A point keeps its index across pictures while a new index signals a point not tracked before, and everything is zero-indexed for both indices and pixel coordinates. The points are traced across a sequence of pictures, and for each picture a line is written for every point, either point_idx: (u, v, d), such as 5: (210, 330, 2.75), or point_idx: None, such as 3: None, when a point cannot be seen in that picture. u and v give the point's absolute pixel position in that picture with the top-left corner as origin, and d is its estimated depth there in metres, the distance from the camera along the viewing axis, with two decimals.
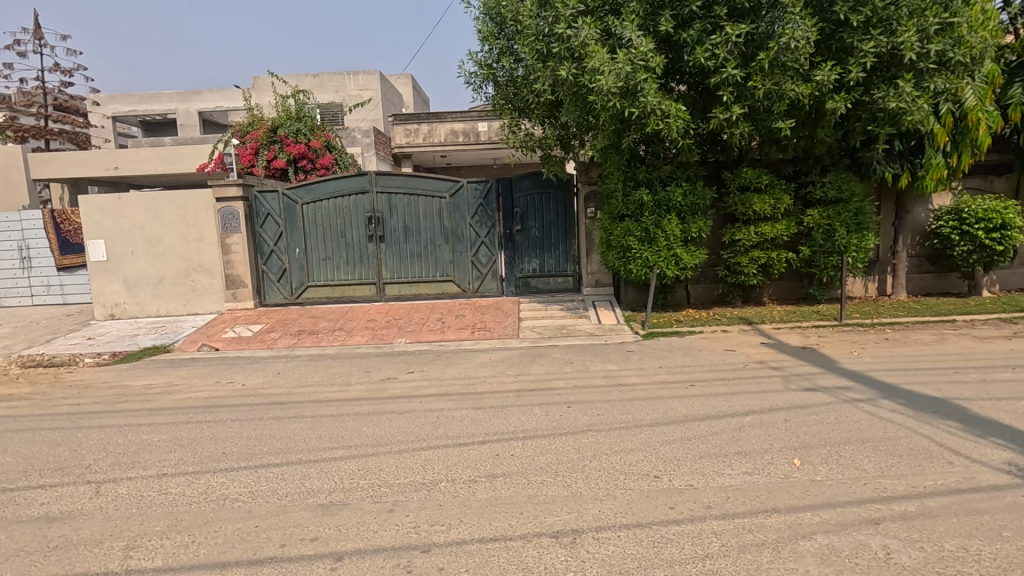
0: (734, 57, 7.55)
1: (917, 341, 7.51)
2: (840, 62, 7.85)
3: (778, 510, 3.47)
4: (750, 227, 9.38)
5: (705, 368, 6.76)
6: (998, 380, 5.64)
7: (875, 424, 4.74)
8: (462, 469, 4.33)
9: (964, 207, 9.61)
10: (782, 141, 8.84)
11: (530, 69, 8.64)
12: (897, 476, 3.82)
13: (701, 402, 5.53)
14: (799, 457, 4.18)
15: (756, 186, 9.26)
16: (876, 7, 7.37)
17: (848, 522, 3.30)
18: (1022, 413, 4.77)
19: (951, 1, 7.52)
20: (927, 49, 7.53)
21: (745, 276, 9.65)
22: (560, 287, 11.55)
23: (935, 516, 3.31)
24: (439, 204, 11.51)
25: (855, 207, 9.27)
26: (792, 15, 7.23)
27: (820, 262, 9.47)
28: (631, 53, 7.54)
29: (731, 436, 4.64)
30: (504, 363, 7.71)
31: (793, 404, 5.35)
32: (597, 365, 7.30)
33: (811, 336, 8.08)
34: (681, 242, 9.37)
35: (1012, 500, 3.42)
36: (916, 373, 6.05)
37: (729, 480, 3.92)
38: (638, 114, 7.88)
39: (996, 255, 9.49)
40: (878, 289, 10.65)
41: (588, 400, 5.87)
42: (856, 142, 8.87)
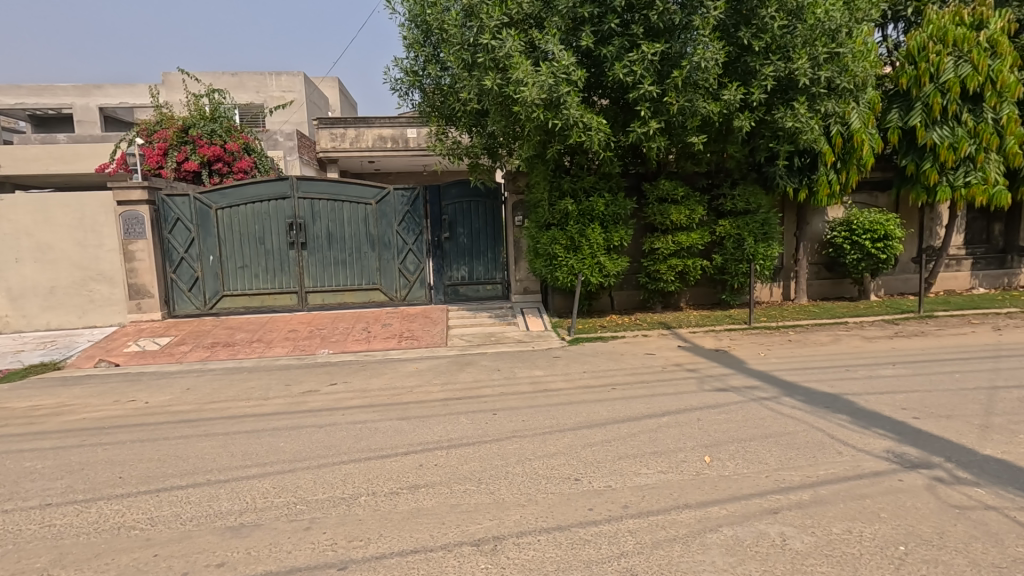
0: (650, 74, 7.92)
1: (815, 341, 8.18)
2: (745, 84, 8.44)
3: (689, 506, 3.65)
4: (668, 236, 9.85)
5: (626, 372, 7.02)
6: (881, 376, 6.25)
7: (777, 420, 5.11)
8: (384, 482, 4.24)
9: (853, 219, 10.60)
10: (696, 156, 9.36)
11: (456, 77, 8.68)
12: (795, 467, 4.12)
13: (622, 405, 5.73)
14: (710, 454, 4.42)
15: (673, 197, 9.76)
16: (774, 34, 8.02)
17: (750, 513, 3.52)
18: (901, 405, 5.30)
19: (837, 32, 8.23)
20: (818, 75, 8.26)
21: (664, 283, 10.12)
22: (489, 295, 11.59)
23: (826, 503, 3.60)
24: (365, 211, 11.25)
25: (761, 218, 9.96)
26: (702, 38, 7.70)
27: (731, 270, 10.09)
28: (553, 66, 7.75)
29: (648, 437, 4.84)
30: (431, 372, 7.63)
31: (706, 404, 5.66)
32: (524, 371, 7.39)
33: (724, 339, 8.60)
34: (605, 250, 9.68)
35: (891, 484, 3.79)
36: (813, 372, 6.60)
37: (645, 479, 4.07)
38: (561, 126, 8.10)
39: (881, 262, 10.50)
40: (783, 294, 11.49)
41: (514, 407, 5.92)
42: (760, 157, 9.57)
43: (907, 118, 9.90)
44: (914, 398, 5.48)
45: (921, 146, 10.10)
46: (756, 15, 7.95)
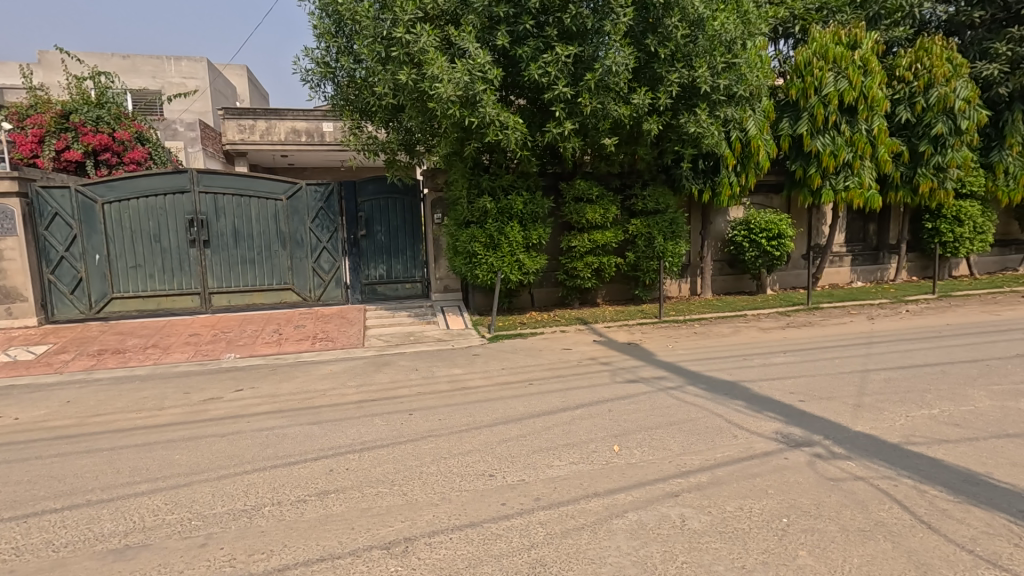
0: (564, 76, 8.13)
1: (718, 333, 8.75)
2: (653, 89, 8.84)
3: (597, 494, 3.78)
4: (584, 234, 10.14)
5: (544, 367, 7.16)
6: (773, 364, 6.80)
7: (681, 408, 5.41)
8: (291, 490, 4.05)
9: (750, 219, 11.41)
10: (609, 157, 9.70)
11: (370, 71, 8.43)
12: (695, 452, 4.38)
13: (538, 400, 5.83)
14: (619, 443, 4.60)
15: (588, 197, 10.06)
16: (678, 43, 8.48)
17: (654, 498, 3.70)
18: (789, 389, 5.79)
19: (732, 44, 8.84)
20: (717, 83, 8.84)
21: (581, 280, 10.43)
22: (409, 294, 11.40)
23: (721, 483, 3.86)
24: (274, 207, 10.69)
25: (670, 218, 10.49)
26: (613, 43, 7.98)
27: (643, 267, 10.56)
28: (469, 64, 7.73)
29: (561, 430, 4.95)
30: (346, 373, 7.38)
31: (617, 395, 5.89)
32: (443, 370, 7.34)
33: (636, 333, 9.00)
34: (524, 248, 9.80)
35: (778, 462, 4.12)
36: (714, 361, 7.06)
37: (558, 471, 4.17)
38: (477, 124, 8.12)
39: (775, 259, 11.39)
40: (690, 289, 12.19)
41: (431, 406, 5.86)
42: (668, 160, 10.11)
43: (796, 127, 10.80)
44: (800, 383, 6.01)
45: (807, 152, 11.06)
46: (661, 24, 8.38)
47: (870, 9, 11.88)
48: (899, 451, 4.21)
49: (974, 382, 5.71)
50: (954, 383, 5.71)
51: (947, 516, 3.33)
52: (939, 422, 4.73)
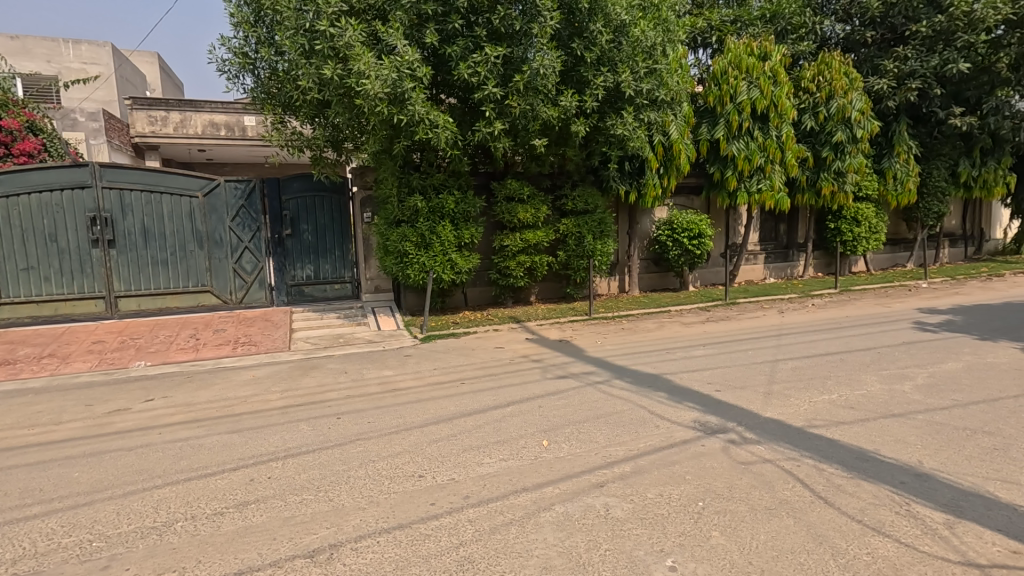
0: (494, 76, 8.19)
1: (644, 329, 9.13)
2: (580, 92, 9.08)
3: (525, 489, 3.85)
4: (516, 233, 10.25)
5: (476, 366, 7.19)
6: (693, 356, 7.17)
7: (607, 401, 5.60)
8: (207, 503, 3.84)
9: (673, 219, 11.95)
10: (539, 158, 9.85)
11: (292, 63, 8.11)
12: (620, 443, 4.55)
13: (469, 399, 5.84)
14: (547, 438, 4.70)
15: (519, 197, 10.17)
16: (603, 48, 8.76)
17: (580, 489, 3.81)
18: (707, 380, 6.13)
19: (653, 50, 9.23)
20: (641, 88, 9.21)
21: (514, 279, 10.52)
22: (338, 295, 11.07)
23: (643, 472, 4.03)
24: (189, 204, 10.06)
25: (598, 218, 10.79)
26: (540, 45, 8.13)
27: (574, 265, 10.81)
28: (397, 60, 7.62)
29: (492, 427, 5.00)
30: (270, 378, 7.08)
31: (547, 391, 6.01)
32: (373, 372, 7.19)
33: (567, 330, 9.21)
34: (456, 247, 9.77)
35: (695, 449, 4.36)
36: (639, 356, 7.35)
37: (487, 469, 4.20)
38: (406, 121, 8.02)
39: (696, 258, 11.99)
40: (619, 287, 12.61)
41: (360, 409, 5.73)
42: (596, 161, 10.40)
43: (713, 132, 11.42)
44: (717, 374, 6.37)
45: (724, 157, 11.71)
46: (587, 29, 8.63)
47: (778, 24, 12.76)
48: (802, 433, 4.57)
49: (867, 368, 6.29)
50: (850, 370, 6.25)
51: (841, 491, 3.64)
52: (837, 406, 5.16)
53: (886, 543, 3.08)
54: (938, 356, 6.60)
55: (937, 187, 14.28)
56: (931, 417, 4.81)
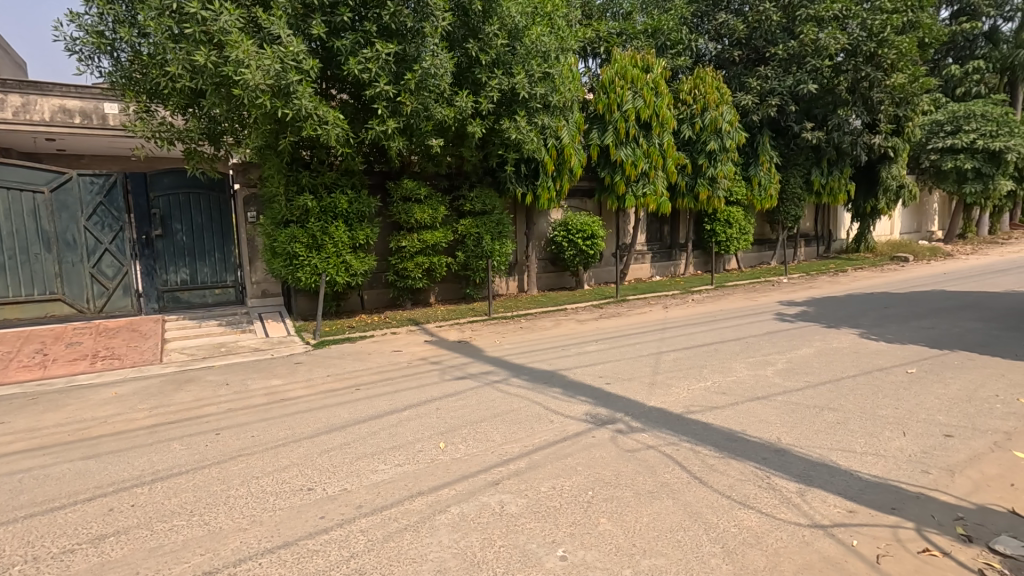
0: (385, 73, 8.01)
1: (541, 327, 9.39)
2: (474, 93, 9.16)
3: (421, 493, 3.79)
4: (414, 234, 10.10)
5: (372, 371, 6.98)
6: (586, 352, 7.50)
7: (505, 400, 5.68)
8: (54, 541, 3.37)
9: (568, 221, 12.39)
10: (436, 157, 9.78)
11: (157, 47, 7.36)
12: (516, 440, 4.63)
13: (364, 405, 5.66)
14: (444, 440, 4.67)
15: (416, 197, 10.04)
16: (497, 51, 8.98)
17: (476, 488, 3.83)
18: (599, 374, 6.42)
19: (547, 55, 9.54)
20: (534, 92, 9.46)
21: (412, 280, 10.34)
22: (220, 300, 10.28)
23: (538, 466, 4.13)
24: (33, 201, 8.85)
25: (496, 219, 10.91)
26: (434, 45, 8.12)
27: (473, 266, 10.85)
28: (279, 51, 7.21)
29: (387, 433, 4.87)
30: (137, 395, 6.37)
31: (445, 393, 5.98)
32: (259, 382, 6.73)
33: (466, 331, 9.22)
34: (350, 249, 9.41)
35: (586, 440, 4.56)
36: (537, 353, 7.56)
37: (382, 475, 4.09)
38: (292, 116, 7.61)
39: (590, 257, 12.53)
40: (518, 286, 12.88)
41: (243, 423, 5.33)
42: (492, 163, 10.52)
43: (603, 138, 12.00)
44: (608, 368, 6.70)
45: (613, 162, 12.36)
46: (482, 31, 8.84)
47: (659, 38, 13.76)
48: (681, 419, 4.94)
49: (737, 356, 6.94)
50: (723, 359, 6.86)
51: (713, 470, 3.98)
52: (711, 392, 5.64)
53: (750, 514, 3.41)
54: (795, 343, 7.45)
55: (793, 193, 16.09)
56: (788, 397, 5.40)
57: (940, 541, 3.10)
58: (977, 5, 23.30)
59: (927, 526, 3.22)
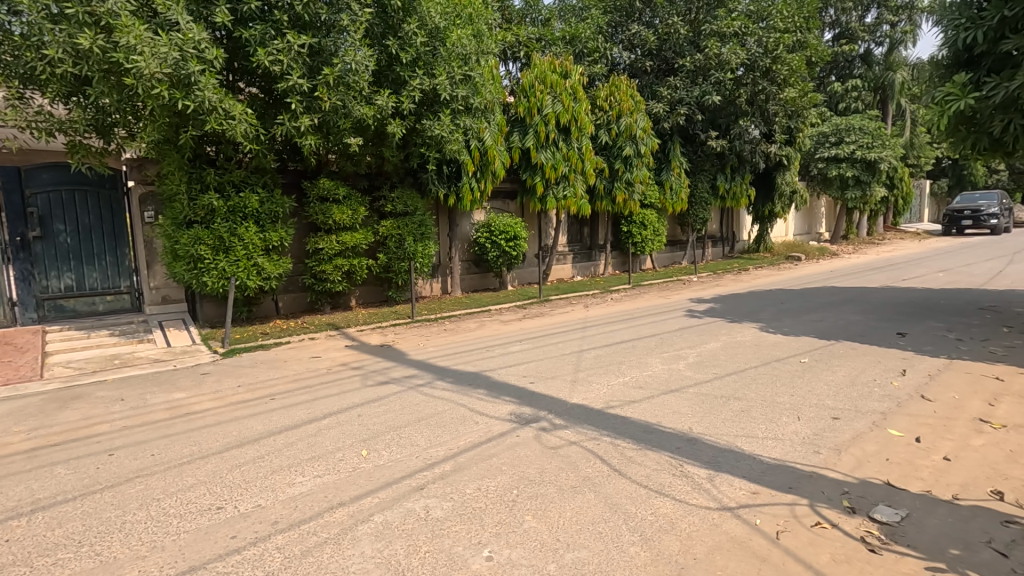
0: (299, 67, 7.69)
1: (466, 328, 9.37)
2: (395, 92, 9.03)
3: (342, 504, 3.66)
4: (331, 235, 9.74)
5: (288, 379, 6.65)
6: (511, 352, 7.58)
7: (429, 403, 5.61)
8: None
9: (491, 222, 12.46)
10: (354, 157, 9.50)
11: (31, 27, 6.60)
12: (440, 443, 4.59)
13: (280, 415, 5.38)
14: (366, 448, 4.54)
15: (334, 197, 9.71)
16: (418, 50, 8.89)
17: (400, 495, 3.76)
18: (523, 374, 6.50)
19: (468, 57, 9.57)
20: (456, 93, 9.44)
21: (330, 283, 9.95)
22: (112, 307, 9.42)
23: (463, 469, 4.12)
24: None
25: (418, 220, 10.75)
26: (352, 40, 7.91)
27: (395, 268, 10.63)
28: (178, 38, 6.73)
29: (305, 443, 4.67)
30: (11, 416, 5.68)
31: (367, 399, 5.81)
32: (159, 396, 6.21)
33: (389, 334, 9.02)
34: (262, 251, 8.91)
35: (511, 440, 4.60)
36: (461, 355, 7.54)
37: (299, 488, 3.91)
38: (194, 109, 7.10)
39: (513, 258, 12.65)
40: (442, 288, 12.78)
41: (142, 441, 4.90)
42: (414, 163, 10.37)
43: (524, 140, 12.18)
44: (532, 367, 6.80)
45: (534, 164, 12.56)
46: (400, 29, 8.71)
47: (576, 46, 14.18)
48: (601, 414, 5.11)
49: (652, 352, 7.29)
50: (640, 355, 7.18)
51: (631, 462, 4.15)
52: (629, 387, 5.88)
53: (666, 502, 3.58)
54: (704, 338, 7.94)
55: (701, 198, 17.14)
56: (698, 389, 5.74)
57: (829, 514, 3.42)
58: (854, 30, 25.98)
59: (818, 502, 3.54)
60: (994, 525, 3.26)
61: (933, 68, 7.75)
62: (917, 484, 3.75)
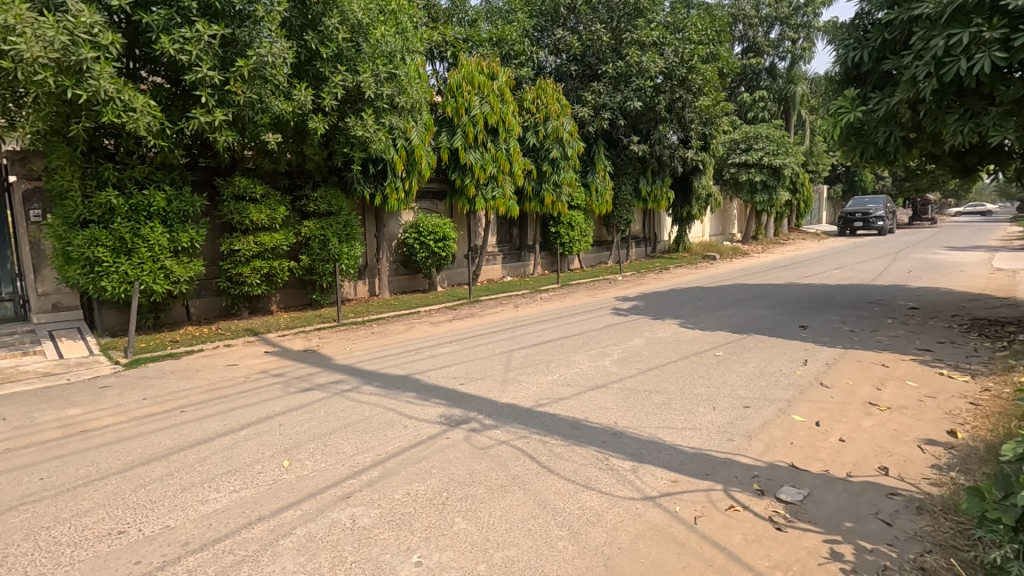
0: (209, 58, 7.27)
1: (394, 331, 9.19)
2: (316, 87, 8.73)
3: (262, 518, 3.48)
4: (248, 236, 9.24)
5: (201, 389, 6.24)
6: (440, 354, 7.52)
7: (355, 409, 5.46)
8: None
9: (419, 223, 12.30)
10: (273, 154, 9.07)
11: None
12: (368, 449, 4.47)
13: (192, 428, 5.04)
14: (288, 458, 4.34)
15: (251, 195, 9.22)
16: (339, 46, 8.64)
17: (325, 505, 3.62)
18: (453, 375, 6.47)
19: (393, 56, 9.44)
20: (381, 91, 9.26)
21: (248, 287, 9.43)
22: None
23: (391, 474, 4.03)
24: None
25: (343, 220, 10.42)
26: (268, 32, 7.59)
27: (318, 269, 10.24)
28: (67, 21, 6.16)
29: (220, 457, 4.40)
30: None
31: (289, 407, 5.56)
32: (50, 413, 5.63)
33: (313, 339, 8.68)
34: (170, 253, 8.30)
35: (440, 442, 4.56)
36: (389, 358, 7.39)
37: (213, 505, 3.67)
38: (87, 99, 6.51)
39: (442, 259, 12.54)
40: (369, 290, 12.47)
41: (28, 464, 4.42)
42: (338, 162, 10.06)
43: (452, 140, 12.12)
44: (463, 368, 6.79)
45: (463, 165, 12.52)
46: (321, 23, 8.47)
47: (503, 48, 14.28)
48: (530, 413, 5.17)
49: (580, 349, 7.48)
50: (568, 352, 7.34)
51: (560, 458, 4.24)
52: (557, 385, 6.00)
53: (592, 495, 3.69)
54: (628, 335, 8.25)
55: (625, 200, 17.77)
56: (622, 384, 5.95)
57: (741, 497, 3.65)
58: (760, 45, 27.89)
59: (732, 486, 3.78)
60: (881, 498, 3.61)
61: (828, 82, 8.50)
62: (817, 464, 4.08)
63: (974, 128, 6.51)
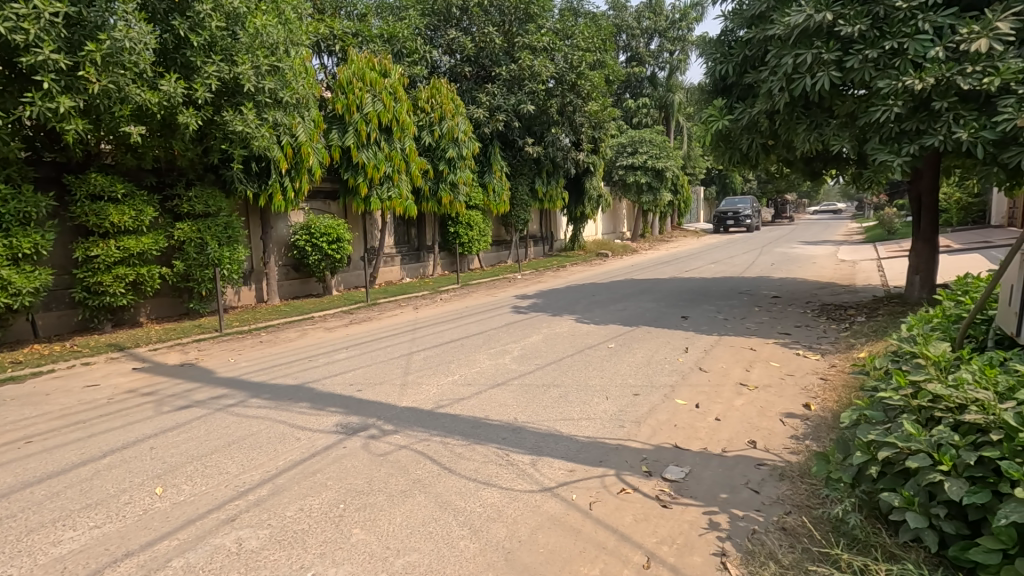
0: (52, 39, 6.41)
1: (285, 339, 8.67)
2: (186, 78, 8.03)
3: (130, 554, 3.14)
4: (108, 240, 8.24)
5: (53, 415, 5.48)
6: (336, 360, 7.21)
7: (241, 424, 5.08)
8: None
9: (310, 224, 11.71)
10: (137, 150, 8.20)
11: None
12: (256, 466, 4.19)
13: (41, 461, 4.41)
14: (162, 484, 3.95)
15: (110, 194, 8.26)
16: (212, 34, 7.99)
17: (206, 531, 3.34)
18: (350, 382, 6.24)
19: (275, 48, 8.94)
20: (262, 85, 8.69)
21: (110, 297, 8.42)
22: None
23: (282, 491, 3.80)
24: None
25: (223, 222, 9.66)
26: (125, 14, 6.88)
27: (196, 275, 9.39)
28: None
29: (78, 490, 3.90)
30: None
31: (162, 427, 5.05)
32: None
33: (191, 351, 7.96)
34: (8, 261, 7.19)
35: (337, 452, 4.38)
36: (279, 367, 6.97)
37: (69, 545, 3.25)
38: None
39: (337, 261, 12.04)
40: (255, 296, 11.67)
41: None
42: (214, 159, 9.29)
43: (344, 139, 11.68)
44: (360, 374, 6.56)
45: (355, 164, 12.08)
46: (190, 8, 7.75)
47: (395, 45, 14.00)
48: (431, 415, 5.12)
49: (479, 348, 7.53)
50: (468, 352, 7.36)
51: (460, 458, 4.24)
52: (457, 385, 6.00)
53: (493, 492, 3.73)
54: (527, 331, 8.44)
55: (522, 200, 18.15)
56: (521, 381, 6.08)
57: (632, 480, 3.88)
58: (642, 55, 29.81)
59: (623, 470, 4.00)
60: (750, 469, 4.01)
61: (700, 91, 9.29)
62: (697, 443, 4.44)
63: (818, 137, 7.41)
